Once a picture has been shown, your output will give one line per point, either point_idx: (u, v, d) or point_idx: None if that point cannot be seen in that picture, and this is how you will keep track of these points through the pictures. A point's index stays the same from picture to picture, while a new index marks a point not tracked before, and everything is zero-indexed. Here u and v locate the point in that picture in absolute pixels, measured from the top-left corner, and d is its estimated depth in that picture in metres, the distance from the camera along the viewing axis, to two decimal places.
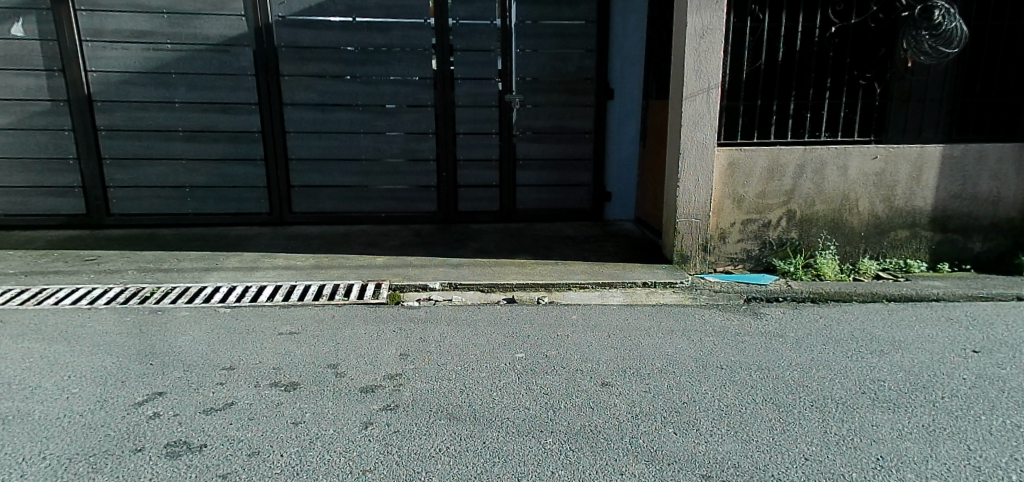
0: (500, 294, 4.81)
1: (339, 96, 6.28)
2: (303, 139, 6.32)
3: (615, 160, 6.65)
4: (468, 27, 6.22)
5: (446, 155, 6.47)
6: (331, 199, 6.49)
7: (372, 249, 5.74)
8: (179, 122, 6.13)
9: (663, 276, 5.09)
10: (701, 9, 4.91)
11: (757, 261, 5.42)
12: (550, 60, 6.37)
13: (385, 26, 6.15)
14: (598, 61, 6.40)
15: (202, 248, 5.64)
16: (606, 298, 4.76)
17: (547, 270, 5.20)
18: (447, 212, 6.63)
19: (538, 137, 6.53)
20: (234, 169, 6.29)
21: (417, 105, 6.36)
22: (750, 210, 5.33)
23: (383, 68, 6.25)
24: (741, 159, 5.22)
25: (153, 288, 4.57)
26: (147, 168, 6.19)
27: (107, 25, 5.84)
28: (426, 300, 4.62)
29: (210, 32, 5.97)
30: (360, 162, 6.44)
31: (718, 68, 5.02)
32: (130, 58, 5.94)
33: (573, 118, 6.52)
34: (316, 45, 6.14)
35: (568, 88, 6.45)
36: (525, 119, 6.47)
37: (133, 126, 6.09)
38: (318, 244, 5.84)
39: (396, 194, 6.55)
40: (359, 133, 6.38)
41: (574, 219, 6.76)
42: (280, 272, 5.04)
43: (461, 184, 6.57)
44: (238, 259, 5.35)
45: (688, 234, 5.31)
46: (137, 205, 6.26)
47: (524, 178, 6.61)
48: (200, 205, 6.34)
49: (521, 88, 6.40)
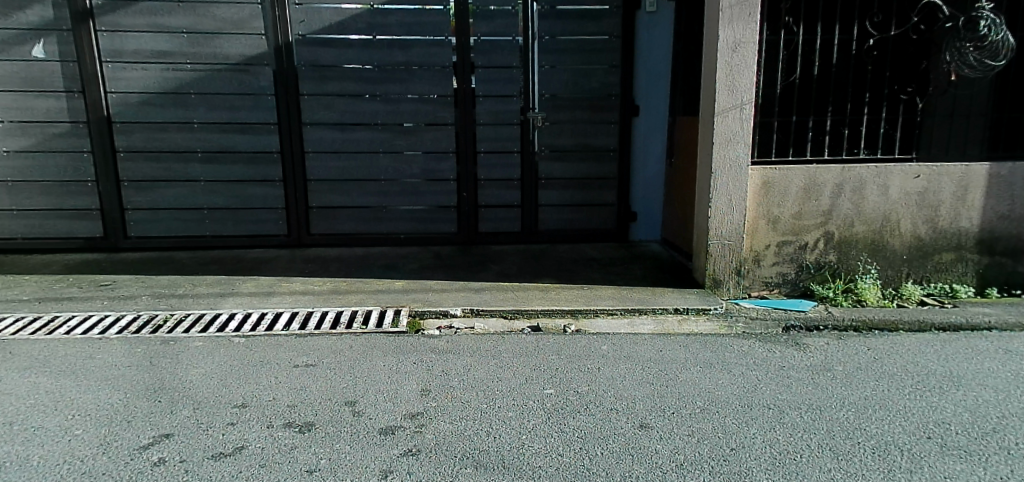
0: (524, 321, 4.64)
1: (358, 115, 6.16)
2: (321, 159, 6.20)
3: (640, 179, 6.42)
4: (490, 44, 6.07)
5: (468, 175, 6.31)
6: (350, 220, 6.35)
7: (391, 273, 5.57)
8: (197, 143, 6.05)
9: (695, 302, 4.88)
10: (733, 21, 4.72)
11: (794, 286, 5.19)
12: (573, 76, 6.20)
13: (405, 44, 6.04)
14: (623, 77, 6.21)
15: (218, 272, 5.51)
16: (636, 327, 4.57)
17: (573, 294, 5.01)
18: (468, 233, 6.45)
19: (561, 156, 6.34)
20: (252, 190, 6.18)
21: (437, 123, 6.22)
22: (785, 232, 5.10)
23: (403, 87, 6.13)
24: (777, 178, 5.00)
25: (166, 316, 4.43)
26: (165, 189, 6.10)
27: (128, 46, 5.79)
28: (447, 328, 4.46)
29: (230, 51, 5.90)
30: (379, 182, 6.30)
31: (751, 84, 4.82)
32: (150, 79, 5.87)
33: (597, 135, 6.33)
34: (336, 64, 6.04)
35: (592, 105, 6.27)
36: (547, 137, 6.30)
37: (151, 148, 6.01)
38: (337, 268, 5.69)
39: (415, 215, 6.39)
40: (378, 152, 6.24)
41: (598, 240, 6.54)
42: (297, 298, 4.88)
43: (483, 204, 6.39)
44: (255, 283, 5.20)
45: (721, 258, 5.09)
46: (154, 227, 6.16)
47: (547, 198, 6.41)
48: (217, 227, 6.23)
49: (543, 106, 6.23)
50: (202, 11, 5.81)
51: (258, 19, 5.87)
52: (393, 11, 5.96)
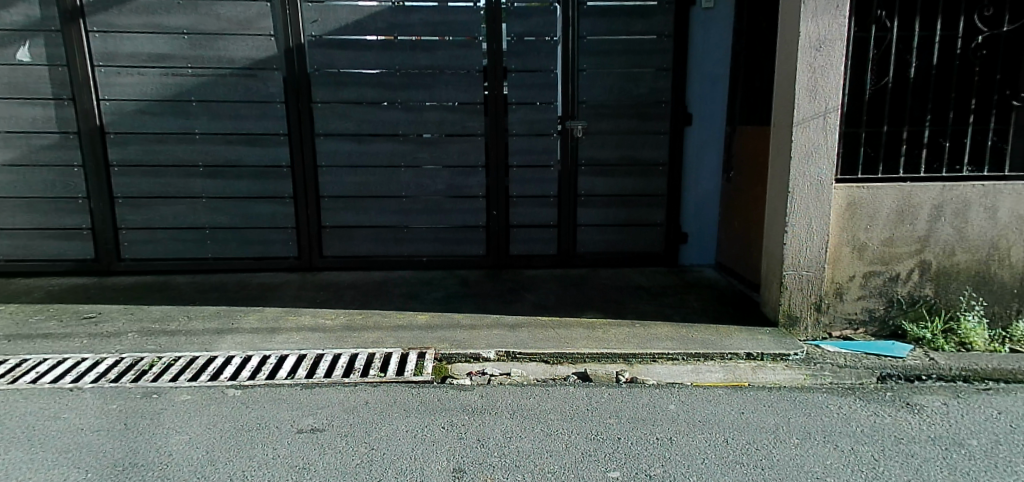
0: (569, 367, 3.96)
1: (377, 125, 5.52)
2: (336, 174, 5.57)
3: (694, 196, 5.71)
4: (525, 44, 5.41)
5: (498, 191, 5.64)
6: (366, 241, 5.71)
7: (413, 303, 4.90)
8: (199, 156, 5.44)
9: (769, 345, 4.14)
10: (818, 15, 4.08)
11: (883, 324, 4.45)
12: (618, 82, 5.51)
13: (430, 46, 5.40)
14: (675, 81, 5.51)
15: (219, 302, 4.88)
16: (702, 377, 3.85)
17: (623, 334, 4.30)
18: (498, 256, 5.77)
19: (603, 171, 5.65)
20: (259, 208, 5.56)
21: (465, 133, 5.56)
22: (874, 261, 4.37)
23: (427, 93, 5.49)
24: (864, 198, 4.30)
25: (152, 360, 3.79)
26: (163, 207, 5.49)
27: (123, 48, 5.22)
28: (479, 376, 3.82)
29: (235, 54, 5.30)
30: (400, 199, 5.65)
31: (837, 89, 4.17)
32: (148, 85, 5.29)
33: (644, 147, 5.62)
34: (353, 67, 5.41)
35: (638, 112, 5.57)
36: (588, 149, 5.61)
37: (148, 161, 5.41)
38: (352, 296, 5.03)
39: (439, 235, 5.73)
40: (398, 166, 5.60)
41: (644, 264, 5.80)
42: (305, 336, 4.23)
43: (514, 224, 5.71)
44: (258, 316, 4.57)
45: (797, 291, 4.38)
46: (151, 248, 5.55)
47: (588, 218, 5.71)
48: (220, 248, 5.61)
49: (584, 114, 5.55)
50: (205, 9, 5.23)
51: (267, 18, 5.27)
52: (417, 10, 5.34)
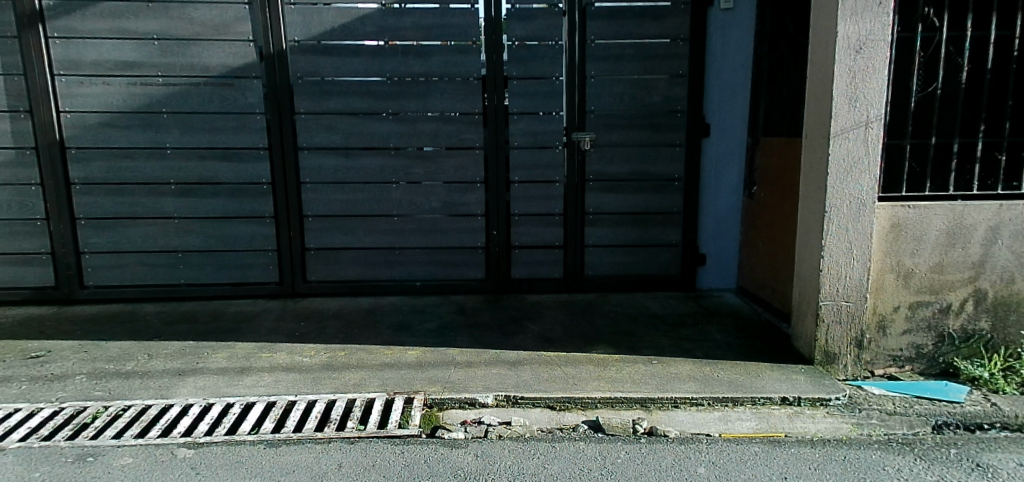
0: (578, 414, 3.44)
1: (365, 137, 5.05)
2: (321, 191, 5.09)
3: (713, 214, 5.20)
4: (526, 49, 4.94)
5: (498, 209, 5.15)
6: (354, 264, 5.21)
7: (402, 336, 4.40)
8: (170, 173, 4.97)
9: (806, 387, 3.62)
10: (858, 14, 3.59)
11: (932, 362, 3.92)
12: (629, 89, 5.03)
13: (423, 51, 4.94)
14: (692, 89, 5.02)
15: (186, 335, 4.39)
16: (732, 427, 3.32)
17: (639, 374, 3.78)
18: (498, 280, 5.26)
19: (613, 186, 5.15)
20: (236, 229, 5.08)
21: (461, 146, 5.08)
22: (921, 290, 3.86)
23: (420, 103, 5.01)
24: (911, 219, 3.79)
25: (97, 410, 3.34)
26: (130, 229, 5.01)
27: (86, 55, 4.76)
28: (474, 427, 3.31)
29: (210, 61, 4.84)
30: (390, 219, 5.16)
31: (881, 96, 3.67)
32: (113, 95, 4.82)
33: (658, 160, 5.13)
34: (338, 75, 4.94)
35: (651, 123, 5.08)
36: (596, 162, 5.12)
37: (114, 178, 4.94)
38: (335, 328, 4.52)
39: (434, 258, 5.23)
40: (389, 183, 5.11)
41: (658, 288, 5.29)
42: (278, 378, 3.73)
43: (516, 245, 5.21)
44: (228, 353, 4.07)
45: (836, 324, 3.86)
46: (118, 274, 5.07)
47: (596, 238, 5.21)
48: (194, 273, 5.13)
49: (591, 125, 5.07)
50: (176, 13, 4.77)
51: (245, 22, 4.81)
52: (409, 12, 4.87)
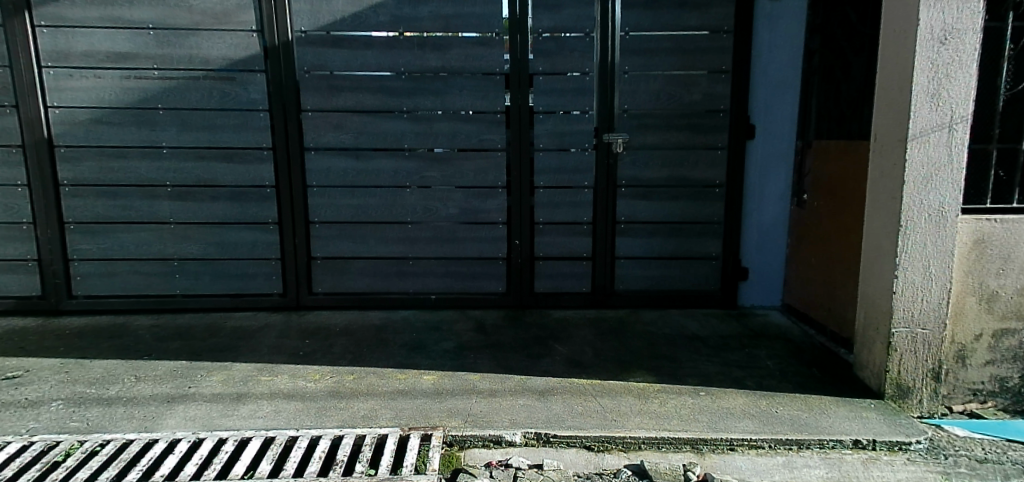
0: (619, 457, 3.02)
1: (377, 137, 4.62)
2: (328, 196, 4.68)
3: (757, 224, 4.74)
4: (554, 42, 4.50)
5: (520, 217, 4.71)
6: (364, 275, 4.80)
7: (417, 358, 3.98)
8: (165, 174, 4.56)
9: (880, 428, 3.19)
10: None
11: (1018, 397, 3.48)
12: (667, 87, 4.58)
13: (441, 44, 4.51)
14: (736, 86, 4.57)
15: (179, 353, 3.99)
16: (799, 476, 2.90)
17: (685, 408, 3.35)
18: (520, 294, 4.83)
19: (647, 193, 4.70)
20: (237, 235, 4.68)
21: (482, 148, 4.65)
22: (1007, 316, 3.41)
23: (437, 100, 4.59)
24: (998, 236, 3.34)
25: (71, 445, 2.94)
26: (122, 234, 4.61)
27: (75, 46, 4.37)
28: (502, 472, 2.88)
29: (209, 53, 4.44)
30: (403, 226, 4.74)
31: (967, 94, 3.21)
32: (105, 89, 4.42)
33: (697, 165, 4.68)
34: (349, 69, 4.52)
35: (690, 124, 4.63)
36: (629, 167, 4.67)
37: (104, 179, 4.53)
38: (342, 348, 4.10)
39: (450, 269, 4.80)
40: (402, 187, 4.69)
41: (697, 305, 4.83)
42: (278, 408, 3.32)
43: (540, 256, 4.77)
44: (224, 377, 3.66)
45: (911, 354, 3.41)
46: (108, 283, 4.67)
47: (628, 249, 4.76)
48: (190, 283, 4.72)
49: (624, 125, 4.62)
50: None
51: (248, 10, 4.41)
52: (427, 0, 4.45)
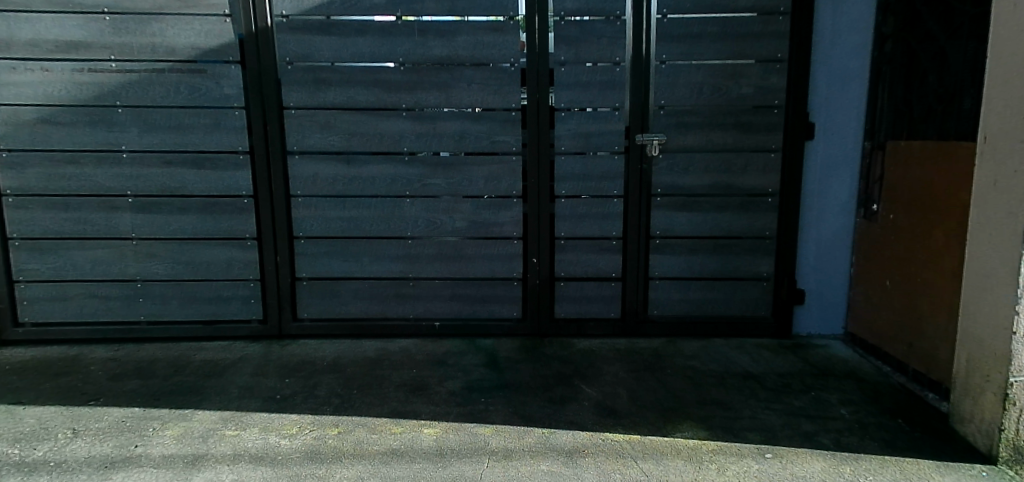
0: None
1: (371, 139, 3.96)
2: (315, 207, 4.03)
3: (816, 240, 4.04)
4: (579, 26, 3.83)
5: (538, 231, 4.04)
6: (357, 299, 4.14)
7: (416, 403, 3.31)
8: (124, 182, 3.92)
9: None
10: None
11: None
12: (711, 78, 3.89)
13: (446, 29, 3.85)
14: (794, 77, 3.88)
15: (132, 397, 3.34)
16: None
17: (751, 479, 2.66)
18: (538, 321, 4.15)
19: (687, 203, 4.02)
20: (210, 253, 4.04)
21: (493, 151, 3.98)
22: None
23: (441, 95, 3.92)
24: None
25: None
26: (77, 253, 3.98)
27: (18, 33, 3.73)
28: None
29: (175, 41, 3.79)
30: (402, 242, 4.08)
31: None
32: (53, 84, 3.78)
33: (746, 170, 3.99)
34: (339, 60, 3.87)
35: (738, 122, 3.94)
36: (666, 172, 3.99)
37: (54, 189, 3.90)
38: (328, 390, 3.44)
39: (457, 291, 4.14)
40: (400, 196, 4.03)
41: (744, 334, 4.14)
42: (241, 477, 2.66)
43: (561, 277, 4.10)
44: (181, 431, 3.00)
45: None
46: (61, 308, 4.04)
47: (664, 269, 4.08)
48: (156, 308, 4.08)
49: (661, 124, 3.94)
50: None
51: None
52: None
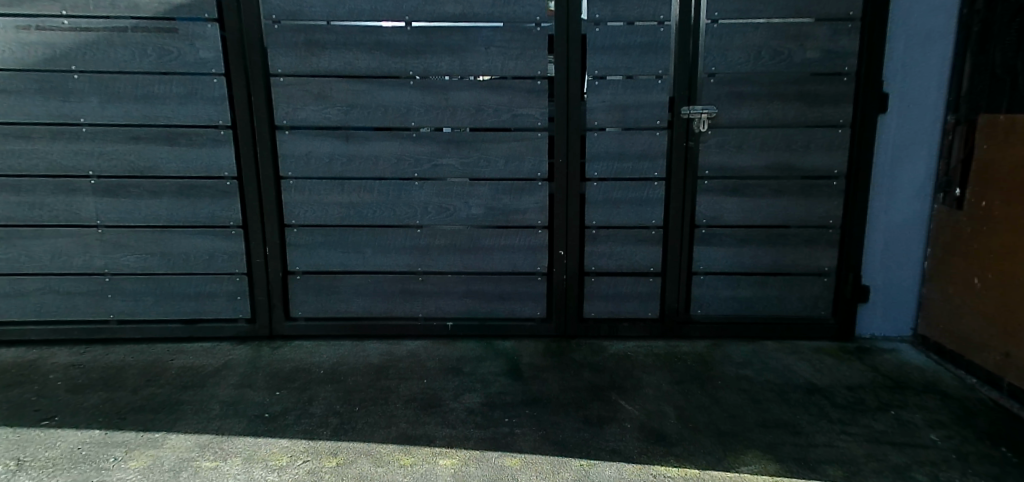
0: None
1: (372, 111, 3.41)
2: (309, 190, 3.49)
3: (886, 230, 3.51)
4: None
5: (566, 219, 3.51)
6: (358, 295, 3.62)
7: (427, 424, 2.81)
8: (86, 160, 3.38)
9: None
10: None
11: None
12: (770, 41, 3.32)
13: None
14: (867, 40, 3.31)
15: (93, 416, 2.84)
16: None
17: None
18: (564, 321, 3.64)
19: (738, 186, 3.47)
20: (188, 244, 3.51)
21: (515, 126, 3.42)
22: None
23: (454, 60, 3.36)
24: None
25: None
26: (34, 242, 3.45)
27: None
28: None
29: None
30: (409, 230, 3.55)
31: None
32: None
33: (808, 149, 3.44)
34: (333, 18, 3.30)
35: (800, 92, 3.38)
36: (715, 150, 3.44)
37: (4, 168, 3.36)
38: (325, 406, 2.94)
39: (472, 287, 3.63)
40: (407, 178, 3.48)
41: (800, 336, 3.63)
42: None
43: (591, 271, 3.58)
44: (147, 462, 2.51)
45: None
46: (20, 306, 3.53)
47: (709, 262, 3.56)
48: (129, 305, 3.57)
49: (710, 94, 3.37)
50: None
51: None
52: None
